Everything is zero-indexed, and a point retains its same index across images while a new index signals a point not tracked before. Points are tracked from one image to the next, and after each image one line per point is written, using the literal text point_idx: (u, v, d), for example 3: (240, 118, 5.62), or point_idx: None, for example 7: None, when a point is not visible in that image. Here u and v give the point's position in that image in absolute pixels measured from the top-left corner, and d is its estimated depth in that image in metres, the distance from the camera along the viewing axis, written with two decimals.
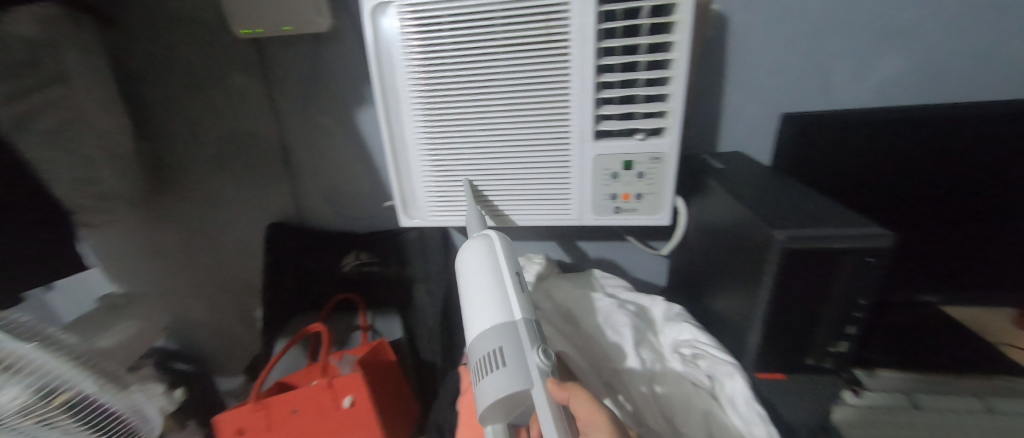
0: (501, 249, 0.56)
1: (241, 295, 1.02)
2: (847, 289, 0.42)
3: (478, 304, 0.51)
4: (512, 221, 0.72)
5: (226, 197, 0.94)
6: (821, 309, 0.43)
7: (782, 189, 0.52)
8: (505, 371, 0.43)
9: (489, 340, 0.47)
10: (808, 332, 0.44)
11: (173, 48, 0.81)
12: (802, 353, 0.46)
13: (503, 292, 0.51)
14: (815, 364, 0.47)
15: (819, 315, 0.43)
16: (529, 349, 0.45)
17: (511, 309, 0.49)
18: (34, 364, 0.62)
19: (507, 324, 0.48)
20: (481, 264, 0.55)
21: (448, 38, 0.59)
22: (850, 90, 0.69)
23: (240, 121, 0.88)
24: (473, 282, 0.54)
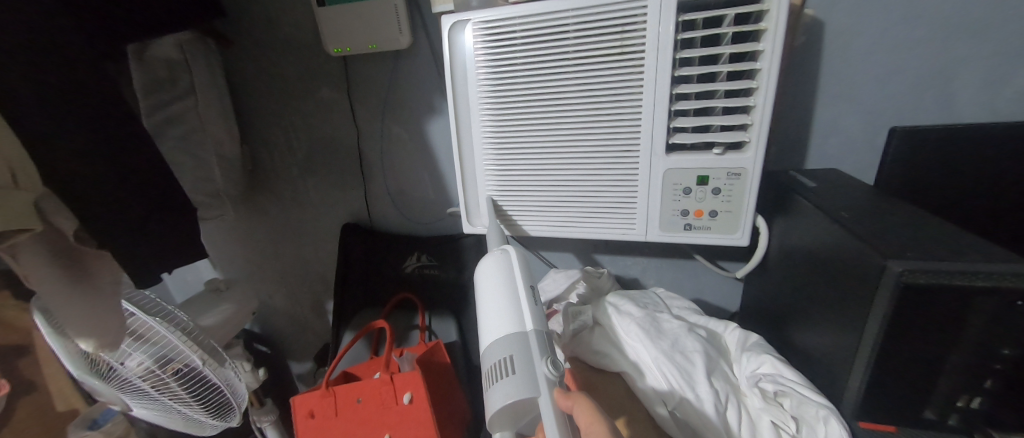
0: (518, 259, 0.56)
1: (318, 287, 1.13)
2: (985, 337, 0.35)
3: (492, 311, 0.50)
4: (524, 230, 0.74)
5: (309, 198, 1.03)
6: (947, 355, 0.36)
7: (886, 213, 0.46)
8: (514, 379, 0.43)
9: (499, 348, 0.46)
10: (928, 382, 0.38)
11: (273, 64, 0.90)
12: (921, 405, 0.39)
13: (516, 302, 0.50)
14: (936, 420, 0.39)
15: (942, 362, 0.37)
16: (537, 358, 0.44)
17: (524, 319, 0.49)
18: (158, 335, 0.73)
19: (516, 333, 0.47)
20: (494, 272, 0.55)
21: (520, 51, 0.60)
22: (975, 104, 0.60)
23: (324, 129, 0.95)
24: (486, 290, 0.53)
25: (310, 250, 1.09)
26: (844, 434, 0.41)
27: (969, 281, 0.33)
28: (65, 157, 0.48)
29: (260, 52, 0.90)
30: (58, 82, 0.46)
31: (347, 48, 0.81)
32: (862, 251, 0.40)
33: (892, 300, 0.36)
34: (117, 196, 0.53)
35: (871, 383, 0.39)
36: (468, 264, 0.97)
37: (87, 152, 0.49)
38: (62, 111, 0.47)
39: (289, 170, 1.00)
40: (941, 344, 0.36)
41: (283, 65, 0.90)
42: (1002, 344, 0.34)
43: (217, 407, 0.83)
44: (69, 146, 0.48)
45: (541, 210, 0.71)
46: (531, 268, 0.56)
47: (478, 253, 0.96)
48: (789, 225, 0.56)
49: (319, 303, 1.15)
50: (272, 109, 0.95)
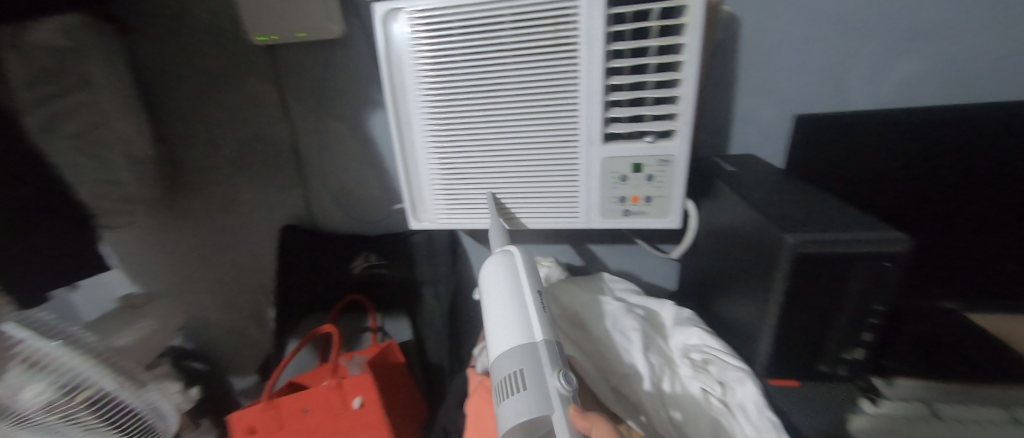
0: (524, 266, 0.53)
1: (255, 294, 1.07)
2: (863, 297, 0.40)
3: (499, 322, 0.48)
4: (523, 224, 0.72)
5: (241, 199, 0.97)
6: (835, 315, 0.42)
7: (793, 193, 0.51)
8: (525, 395, 0.40)
9: (508, 361, 0.44)
10: (820, 339, 0.43)
11: (190, 55, 0.83)
12: (815, 359, 0.45)
13: (525, 311, 0.47)
14: (829, 372, 0.45)
15: (831, 322, 0.42)
16: (549, 370, 0.41)
17: (533, 329, 0.46)
18: (58, 361, 0.65)
19: (524, 343, 0.44)
20: (501, 281, 0.52)
21: (458, 43, 0.60)
22: (866, 93, 0.67)
23: (253, 124, 0.89)
24: (493, 300, 0.51)
25: (244, 255, 1.02)
26: (758, 394, 0.46)
27: (851, 248, 0.38)
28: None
29: (174, 42, 0.83)
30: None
31: (273, 37, 0.77)
32: (765, 226, 0.44)
33: (795, 269, 0.40)
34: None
35: (778, 345, 0.44)
36: (419, 262, 0.95)
37: None
38: None
39: (216, 170, 0.93)
40: (830, 306, 0.41)
41: (201, 55, 0.83)
42: (877, 301, 0.40)
43: (140, 433, 0.76)
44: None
45: (486, 203, 0.71)
46: (539, 274, 0.54)
47: (428, 249, 0.95)
48: (712, 207, 0.61)
49: (258, 311, 1.09)
50: (191, 104, 0.87)
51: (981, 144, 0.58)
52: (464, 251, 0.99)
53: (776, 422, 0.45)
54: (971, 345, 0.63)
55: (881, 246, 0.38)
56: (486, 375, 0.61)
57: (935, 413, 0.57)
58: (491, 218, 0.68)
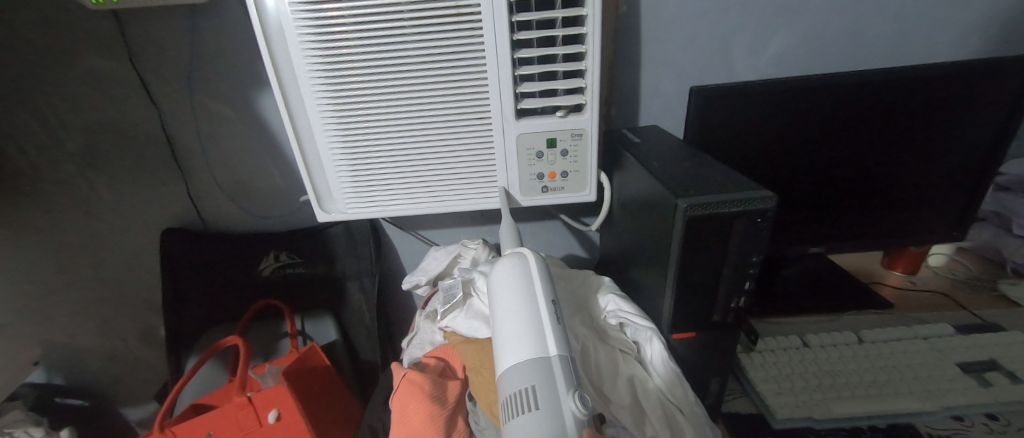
0: (540, 270, 0.45)
1: (139, 311, 0.93)
2: (745, 251, 0.44)
3: (510, 331, 0.40)
4: (473, 205, 0.70)
5: (105, 201, 0.82)
6: (722, 269, 0.45)
7: (694, 158, 0.55)
8: (536, 416, 0.33)
9: (516, 376, 0.36)
10: (713, 293, 0.46)
11: (8, 27, 0.68)
12: (709, 311, 0.48)
13: (538, 322, 0.40)
14: (720, 321, 0.48)
15: (720, 273, 0.45)
16: (564, 389, 0.35)
17: (547, 341, 0.38)
18: None
19: (536, 358, 0.37)
20: (512, 283, 0.44)
21: (347, 12, 0.54)
22: (749, 65, 0.74)
23: (107, 111, 0.75)
24: (502, 306, 0.42)
25: (117, 267, 0.87)
26: (663, 351, 0.50)
27: (730, 208, 0.41)
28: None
29: None
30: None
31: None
32: (662, 192, 0.46)
33: (693, 231, 0.42)
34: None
35: (678, 299, 0.46)
36: (338, 256, 0.88)
37: None
38: None
39: (64, 167, 0.78)
40: (718, 259, 0.44)
41: (22, 25, 0.68)
42: (753, 253, 0.44)
43: None
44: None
45: (402, 189, 0.68)
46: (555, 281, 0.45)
47: (346, 241, 0.88)
48: (624, 178, 0.63)
49: (146, 329, 0.95)
50: (20, 91, 0.72)
51: (828, 110, 0.67)
52: (387, 240, 0.93)
53: (677, 371, 0.50)
54: (802, 288, 0.80)
55: (756, 204, 0.41)
56: (410, 368, 0.58)
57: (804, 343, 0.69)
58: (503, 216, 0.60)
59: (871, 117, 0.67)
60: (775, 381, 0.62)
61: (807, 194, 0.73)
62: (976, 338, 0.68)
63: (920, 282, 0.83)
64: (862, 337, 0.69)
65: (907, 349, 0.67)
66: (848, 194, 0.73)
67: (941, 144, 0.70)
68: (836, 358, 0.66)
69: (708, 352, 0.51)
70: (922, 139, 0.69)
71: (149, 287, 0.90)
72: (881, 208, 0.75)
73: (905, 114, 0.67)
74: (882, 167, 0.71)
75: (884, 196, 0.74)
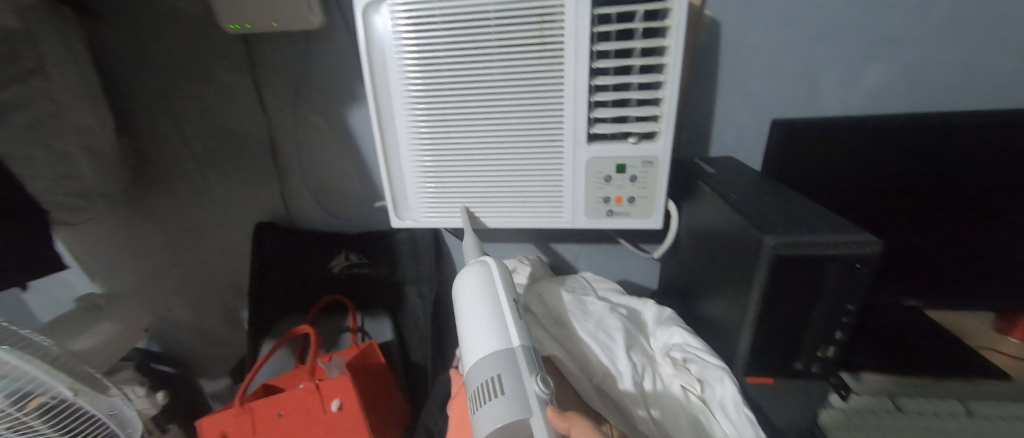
0: (499, 274, 0.54)
1: (227, 294, 1.04)
2: (836, 296, 0.41)
3: (476, 328, 0.48)
4: (536, 223, 0.71)
5: (213, 195, 0.93)
6: (808, 315, 0.42)
7: (771, 192, 0.53)
8: (503, 401, 0.40)
9: (484, 368, 0.44)
10: (796, 339, 0.44)
11: (158, 43, 0.80)
12: (792, 357, 0.45)
13: (501, 318, 0.48)
14: (803, 370, 0.45)
15: (806, 319, 0.42)
16: (526, 376, 0.42)
17: (510, 334, 0.46)
18: (13, 368, 0.58)
19: (502, 350, 0.44)
20: (476, 289, 0.52)
21: (440, 36, 0.59)
22: (839, 98, 0.70)
23: (224, 117, 0.86)
24: (468, 308, 0.51)
25: (216, 254, 0.99)
26: (735, 393, 0.46)
27: (823, 251, 0.39)
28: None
29: (140, 30, 0.79)
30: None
31: (247, 25, 0.74)
32: (744, 227, 0.44)
33: (776, 272, 0.40)
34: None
35: (755, 342, 0.44)
36: (401, 260, 0.93)
37: None
38: None
39: (185, 163, 0.90)
40: (806, 304, 0.42)
41: (170, 44, 0.80)
42: (848, 301, 0.41)
43: None
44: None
45: (472, 202, 0.71)
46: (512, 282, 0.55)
47: (410, 247, 0.93)
48: (694, 207, 0.61)
49: (233, 310, 1.05)
50: (159, 98, 0.84)
51: (932, 149, 0.61)
52: (448, 250, 0.97)
53: (753, 419, 0.44)
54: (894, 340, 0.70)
55: (854, 249, 0.38)
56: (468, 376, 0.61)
57: (897, 406, 0.61)
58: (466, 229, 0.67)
59: (987, 158, 0.60)
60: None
61: (905, 238, 0.66)
62: None
63: None
64: (969, 409, 0.62)
65: None
66: (954, 241, 0.66)
67: None
68: (935, 429, 0.59)
69: (786, 405, 0.47)
70: None
71: (239, 273, 1.01)
72: (997, 261, 0.66)
73: None
74: (1000, 214, 0.63)
75: (1001, 247, 0.65)
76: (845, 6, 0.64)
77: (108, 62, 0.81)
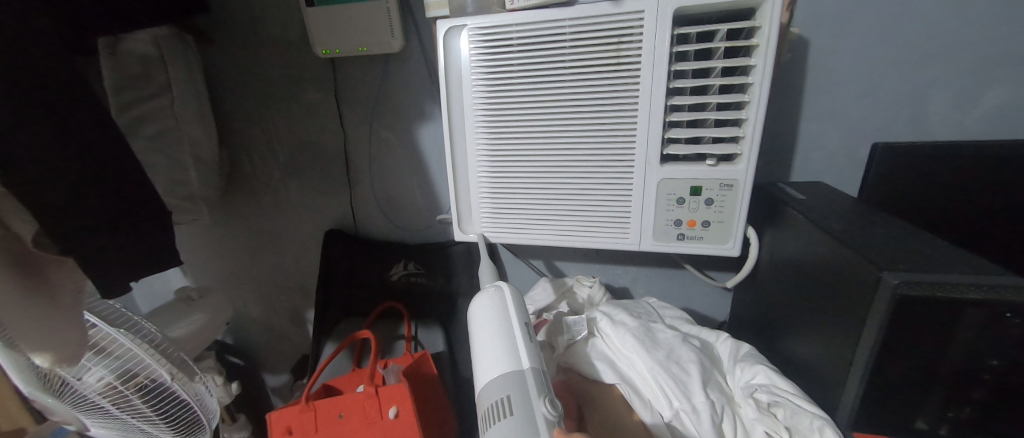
0: (512, 298, 0.55)
1: (296, 296, 1.10)
2: (974, 349, 0.35)
3: (488, 351, 0.49)
4: (600, 244, 0.69)
5: (290, 202, 1.00)
6: (938, 368, 0.36)
7: (872, 223, 0.47)
8: (511, 420, 0.41)
9: (494, 388, 0.45)
10: (921, 395, 0.37)
11: (256, 64, 0.88)
12: (912, 414, 0.38)
13: (512, 341, 0.49)
14: (927, 430, 0.38)
15: (934, 374, 0.36)
16: (535, 397, 0.43)
17: (520, 356, 0.47)
18: (121, 348, 0.68)
19: (512, 372, 0.45)
20: (489, 312, 0.53)
21: (516, 57, 0.60)
22: (950, 122, 0.62)
23: (307, 131, 0.93)
24: (481, 331, 0.52)
25: (290, 257, 1.05)
26: None
27: (960, 294, 0.33)
28: (41, 145, 0.43)
29: (243, 52, 0.88)
30: (12, 63, 0.41)
31: (336, 50, 0.79)
32: (850, 261, 0.40)
33: (891, 314, 0.35)
34: (105, 198, 0.49)
35: (865, 393, 0.38)
36: (458, 272, 0.95)
37: (75, 162, 0.46)
38: (68, 124, 0.45)
39: (271, 173, 0.98)
40: (933, 354, 0.35)
41: (267, 64, 0.88)
42: (991, 356, 0.34)
43: (185, 425, 0.78)
44: (25, 139, 0.42)
45: (535, 219, 0.70)
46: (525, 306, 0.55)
47: (466, 261, 0.95)
48: (778, 236, 0.57)
49: (300, 312, 1.11)
50: (252, 112, 0.93)
51: None
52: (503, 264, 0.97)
53: None
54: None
55: (997, 294, 0.32)
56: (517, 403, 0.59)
57: None
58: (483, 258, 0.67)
59: None
60: None
61: None
62: None
63: None
64: None
65: None
66: None
67: None
68: None
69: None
70: None
71: (308, 276, 1.07)
72: None
73: None
74: None
75: None
76: (962, 22, 0.58)
77: (214, 81, 0.91)
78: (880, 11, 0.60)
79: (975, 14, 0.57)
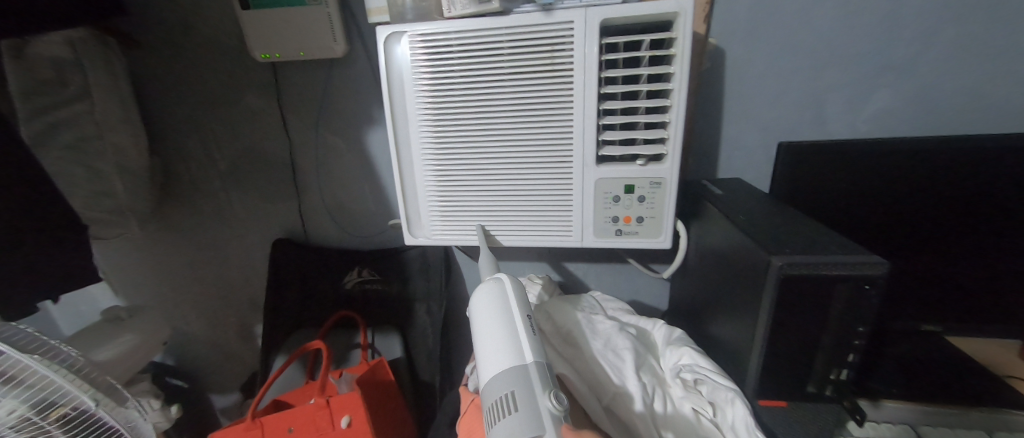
0: (512, 290, 0.54)
1: (242, 309, 1.05)
2: (846, 319, 0.40)
3: (490, 345, 0.48)
4: (544, 241, 0.72)
5: (234, 212, 0.97)
6: (819, 337, 0.42)
7: (778, 214, 0.53)
8: (516, 417, 0.40)
9: (499, 383, 0.44)
10: (807, 361, 0.43)
11: (189, 68, 0.85)
12: (803, 379, 0.44)
13: (517, 336, 0.48)
14: (816, 392, 0.44)
15: (817, 342, 0.42)
16: (540, 392, 0.42)
17: (522, 350, 0.46)
18: (36, 377, 0.62)
19: (517, 366, 0.45)
20: (491, 306, 0.52)
21: (457, 64, 0.62)
22: (845, 123, 0.70)
23: (248, 139, 0.90)
24: (482, 326, 0.51)
25: (234, 269, 1.01)
26: (747, 415, 0.45)
27: (833, 271, 0.38)
28: None
29: (173, 55, 0.84)
30: None
31: (278, 54, 0.78)
32: (750, 248, 0.45)
33: (778, 292, 0.40)
34: None
35: (765, 364, 0.43)
36: (413, 277, 0.94)
37: None
38: None
39: (210, 182, 0.94)
40: (815, 326, 0.41)
41: (201, 67, 0.85)
42: (859, 324, 0.40)
43: None
44: None
45: (482, 221, 0.72)
46: (528, 301, 0.54)
47: (421, 265, 0.95)
48: (702, 228, 0.62)
49: (247, 326, 1.07)
50: (186, 119, 0.89)
51: (951, 172, 0.60)
52: (458, 267, 0.98)
53: None
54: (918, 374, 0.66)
55: (863, 270, 0.38)
56: (477, 394, 0.59)
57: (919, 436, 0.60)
58: (481, 247, 0.69)
59: (1012, 179, 0.59)
60: None
61: (924, 261, 0.65)
62: None
63: None
64: None
65: None
66: (976, 268, 0.64)
67: None
68: None
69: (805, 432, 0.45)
70: None
71: (254, 288, 1.03)
72: None
73: None
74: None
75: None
76: (850, 35, 0.66)
77: (141, 86, 0.86)
78: (785, 23, 0.66)
79: (862, 28, 0.65)
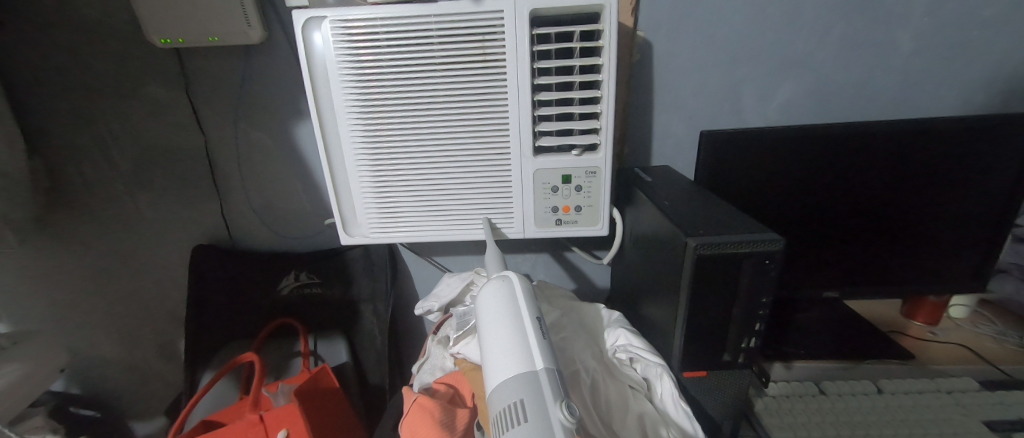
0: (524, 291, 0.49)
1: (159, 324, 0.96)
2: (751, 291, 0.44)
3: (498, 349, 0.43)
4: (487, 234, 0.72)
5: (145, 217, 0.87)
6: (730, 310, 0.45)
7: (703, 198, 0.56)
8: (525, 429, 0.35)
9: (509, 390, 0.38)
10: (721, 333, 0.46)
11: (76, 56, 0.75)
12: (718, 350, 0.47)
13: (526, 339, 0.42)
14: (730, 361, 0.47)
15: (729, 315, 0.45)
16: (550, 400, 0.36)
17: (534, 354, 0.41)
18: None
19: (525, 373, 0.39)
20: (498, 306, 0.48)
21: (385, 53, 0.59)
22: (759, 112, 0.76)
23: (156, 135, 0.81)
24: (489, 327, 0.46)
25: (147, 281, 0.92)
26: (673, 389, 0.49)
27: (738, 248, 0.42)
28: None
29: (54, 41, 0.74)
30: None
31: (178, 40, 0.71)
32: (674, 231, 0.47)
33: (695, 270, 0.43)
34: None
35: (690, 338, 0.46)
36: (356, 278, 0.90)
37: None
38: None
39: (111, 185, 0.83)
40: (726, 300, 0.45)
41: (92, 55, 0.75)
42: (762, 294, 0.44)
43: None
44: None
45: (422, 217, 0.70)
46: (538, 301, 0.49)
47: (364, 265, 0.91)
48: (635, 214, 0.64)
49: (167, 343, 0.97)
50: (76, 114, 0.78)
51: (844, 154, 0.67)
52: (403, 265, 0.95)
53: (688, 412, 0.48)
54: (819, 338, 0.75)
55: (766, 245, 0.42)
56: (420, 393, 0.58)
57: (821, 389, 0.67)
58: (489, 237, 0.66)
59: (888, 156, 0.67)
60: (790, 428, 0.61)
61: (828, 235, 0.72)
62: (1001, 395, 0.66)
63: (943, 332, 0.78)
64: (880, 388, 0.67)
65: (930, 402, 0.65)
66: (863, 239, 0.73)
67: (964, 197, 0.70)
68: (856, 410, 0.64)
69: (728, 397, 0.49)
70: (945, 182, 0.69)
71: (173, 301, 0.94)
72: (903, 252, 0.73)
73: (928, 159, 0.67)
74: (906, 214, 0.71)
75: (904, 240, 0.73)
76: (761, 29, 0.71)
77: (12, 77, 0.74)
78: (704, 17, 0.70)
79: (769, 23, 0.71)
